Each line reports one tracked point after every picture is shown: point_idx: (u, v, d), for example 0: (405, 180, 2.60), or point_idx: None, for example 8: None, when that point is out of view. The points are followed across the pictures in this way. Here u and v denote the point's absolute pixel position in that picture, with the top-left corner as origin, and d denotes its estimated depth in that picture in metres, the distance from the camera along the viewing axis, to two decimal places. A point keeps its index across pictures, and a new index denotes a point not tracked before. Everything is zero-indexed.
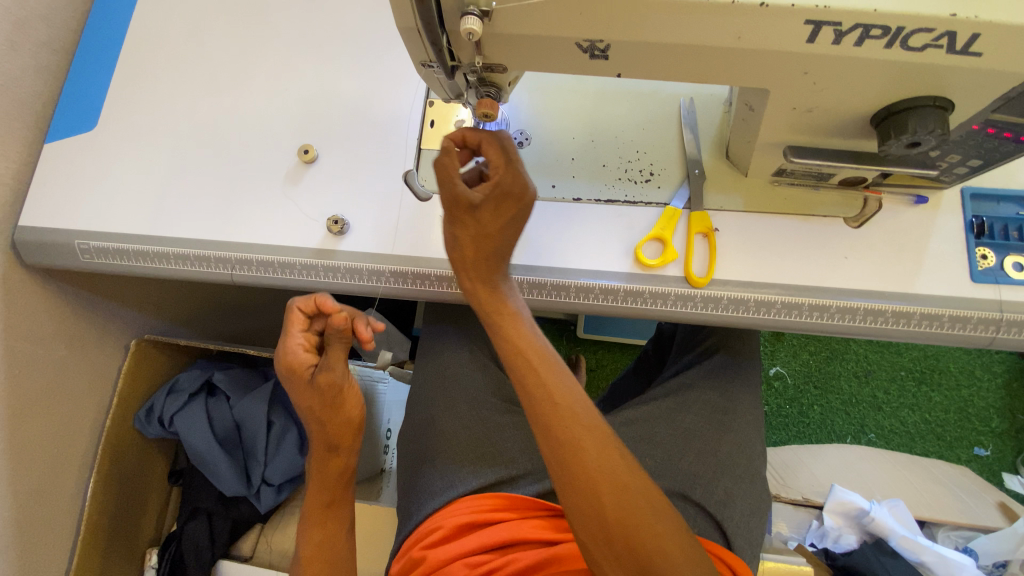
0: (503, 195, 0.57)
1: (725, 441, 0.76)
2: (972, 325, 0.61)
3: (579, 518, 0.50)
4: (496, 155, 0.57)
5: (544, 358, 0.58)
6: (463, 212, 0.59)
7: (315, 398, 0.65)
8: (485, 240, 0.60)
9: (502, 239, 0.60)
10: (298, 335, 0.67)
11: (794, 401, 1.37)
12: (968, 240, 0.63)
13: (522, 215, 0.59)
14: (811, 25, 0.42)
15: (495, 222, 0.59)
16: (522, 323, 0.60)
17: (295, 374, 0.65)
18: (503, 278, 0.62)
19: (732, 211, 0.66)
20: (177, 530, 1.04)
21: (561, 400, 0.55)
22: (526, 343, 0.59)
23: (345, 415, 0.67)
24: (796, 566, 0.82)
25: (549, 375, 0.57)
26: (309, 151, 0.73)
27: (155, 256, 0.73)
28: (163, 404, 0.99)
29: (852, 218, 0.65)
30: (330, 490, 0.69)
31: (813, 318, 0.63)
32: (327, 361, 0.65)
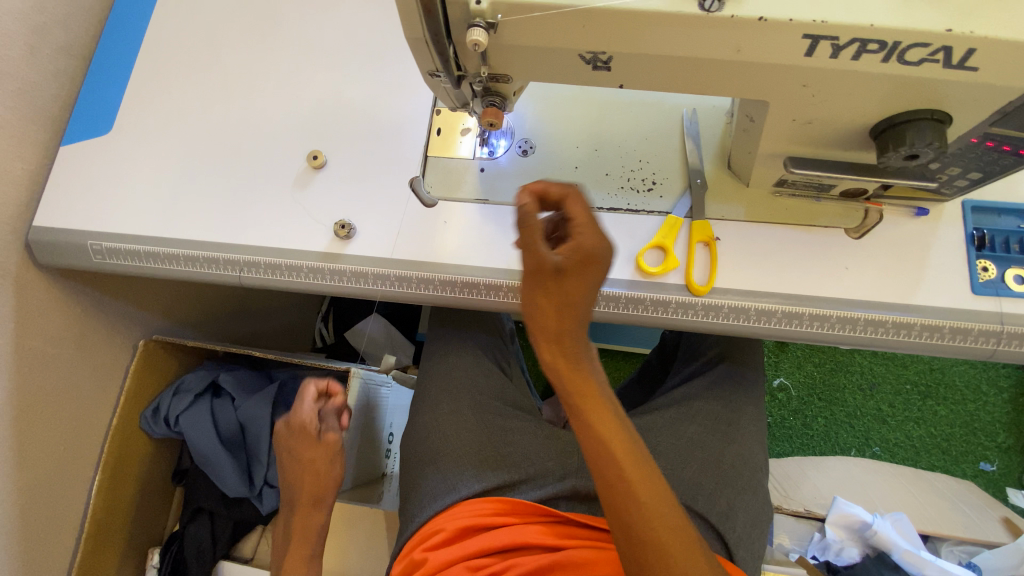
0: (589, 259, 0.51)
1: (725, 450, 0.76)
2: (973, 336, 0.62)
3: None
4: (580, 214, 0.52)
5: (628, 446, 0.51)
6: (545, 278, 0.51)
7: (316, 454, 0.79)
8: (567, 311, 0.52)
9: (582, 309, 0.52)
10: (306, 406, 0.80)
11: (798, 413, 1.36)
12: (970, 252, 0.64)
13: (599, 281, 0.52)
14: (808, 40, 0.43)
15: (577, 286, 0.52)
16: (603, 402, 0.53)
17: (300, 434, 0.79)
18: (584, 348, 0.54)
19: (733, 221, 0.67)
20: (179, 529, 1.05)
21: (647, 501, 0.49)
22: (607, 426, 0.51)
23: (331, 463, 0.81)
24: None
25: (633, 468, 0.50)
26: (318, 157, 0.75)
27: (165, 257, 0.74)
28: (169, 404, 1.00)
29: (852, 229, 0.66)
30: (303, 536, 0.79)
31: (814, 327, 0.64)
32: (326, 423, 0.81)
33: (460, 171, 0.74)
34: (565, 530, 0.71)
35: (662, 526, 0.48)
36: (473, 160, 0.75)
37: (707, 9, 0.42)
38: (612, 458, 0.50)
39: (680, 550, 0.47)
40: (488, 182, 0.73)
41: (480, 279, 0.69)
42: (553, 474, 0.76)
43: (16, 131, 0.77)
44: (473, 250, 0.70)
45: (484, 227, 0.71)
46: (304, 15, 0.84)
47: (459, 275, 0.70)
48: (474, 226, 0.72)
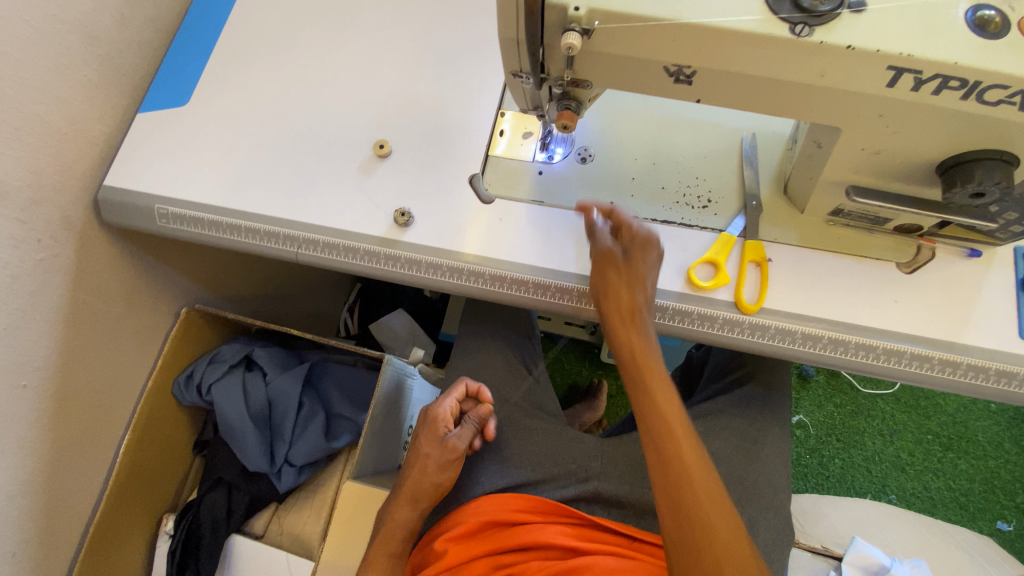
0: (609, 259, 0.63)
1: (752, 472, 0.76)
2: (1018, 381, 0.62)
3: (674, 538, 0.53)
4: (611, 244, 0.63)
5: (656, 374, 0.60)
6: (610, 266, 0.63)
7: (436, 451, 0.75)
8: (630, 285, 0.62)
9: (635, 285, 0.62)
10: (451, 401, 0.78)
11: (815, 452, 1.35)
12: (1019, 297, 0.64)
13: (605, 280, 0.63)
14: (892, 71, 0.44)
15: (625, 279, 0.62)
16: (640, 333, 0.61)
17: (432, 427, 0.76)
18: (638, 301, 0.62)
19: (785, 245, 0.68)
20: (196, 498, 1.06)
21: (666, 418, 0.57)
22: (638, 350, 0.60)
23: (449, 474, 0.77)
24: None
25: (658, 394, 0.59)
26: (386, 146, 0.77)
27: (227, 227, 0.77)
28: (203, 372, 1.02)
29: (903, 263, 0.67)
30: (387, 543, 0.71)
31: (860, 357, 0.64)
32: (461, 425, 0.77)
33: (519, 172, 0.77)
34: (589, 534, 0.71)
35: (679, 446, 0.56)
36: (532, 163, 0.77)
37: (797, 33, 0.44)
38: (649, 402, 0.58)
39: (709, 524, 0.52)
40: (545, 186, 0.75)
41: (529, 277, 0.71)
42: (579, 477, 0.76)
43: (99, 93, 0.81)
44: (526, 249, 0.72)
45: (538, 228, 0.73)
46: (381, 11, 0.88)
47: (510, 272, 0.71)
48: (528, 226, 0.73)
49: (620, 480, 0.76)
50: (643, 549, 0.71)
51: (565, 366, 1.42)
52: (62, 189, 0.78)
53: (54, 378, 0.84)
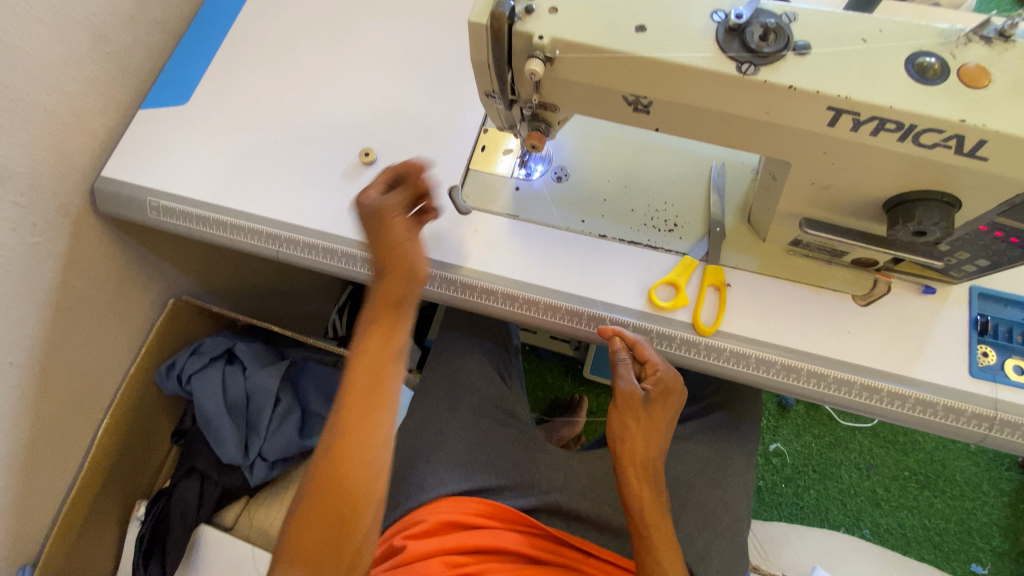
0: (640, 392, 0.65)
1: (709, 494, 0.78)
2: (966, 418, 0.63)
3: None
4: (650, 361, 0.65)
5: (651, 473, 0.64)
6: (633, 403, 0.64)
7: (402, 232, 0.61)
8: (651, 426, 0.65)
9: (656, 430, 0.65)
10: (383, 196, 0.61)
11: (790, 481, 1.35)
12: (971, 336, 0.66)
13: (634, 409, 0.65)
14: (832, 111, 0.47)
15: (659, 411, 0.65)
16: (647, 431, 0.65)
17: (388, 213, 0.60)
18: (659, 417, 0.65)
19: (746, 271, 0.70)
20: (169, 487, 1.08)
21: (653, 516, 0.63)
22: (637, 443, 0.64)
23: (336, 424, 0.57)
24: None
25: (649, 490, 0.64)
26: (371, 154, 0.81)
27: (213, 223, 0.81)
28: (184, 362, 1.05)
29: (860, 295, 0.69)
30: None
31: (812, 384, 0.66)
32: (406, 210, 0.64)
33: (497, 187, 0.79)
34: (545, 544, 0.73)
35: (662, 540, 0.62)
36: (510, 179, 0.80)
37: (744, 72, 0.47)
38: (643, 506, 0.63)
39: None
40: (521, 201, 0.78)
41: (498, 287, 0.73)
42: (538, 487, 0.78)
43: (104, 89, 0.85)
44: (497, 260, 0.74)
45: (511, 240, 0.75)
46: (379, 27, 0.92)
47: (480, 281, 0.74)
48: (501, 238, 0.76)
49: (580, 494, 0.77)
50: (595, 565, 0.72)
51: (547, 380, 1.44)
52: (60, 178, 0.82)
53: (37, 359, 0.86)
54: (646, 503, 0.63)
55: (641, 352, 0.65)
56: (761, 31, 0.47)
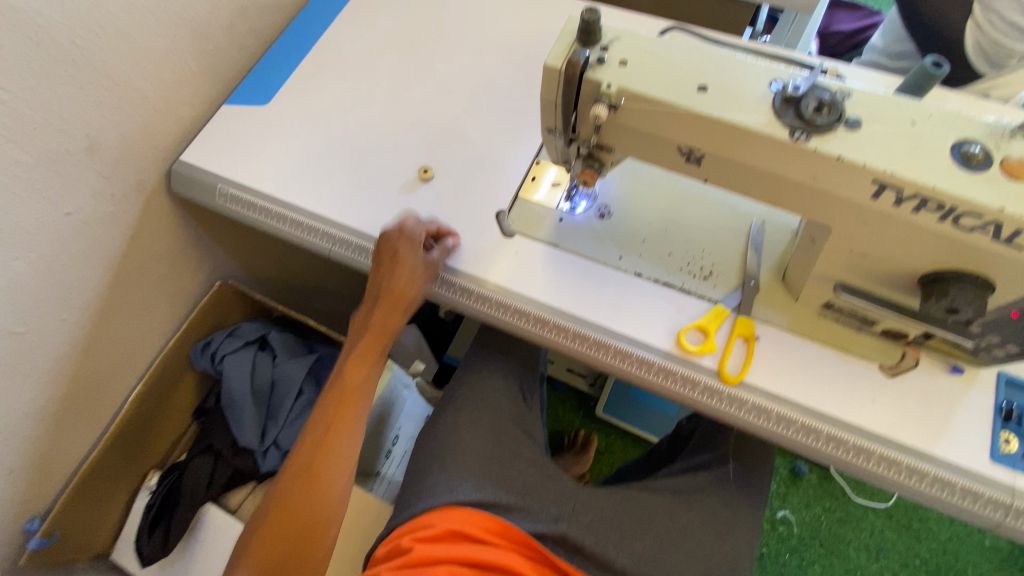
0: None
1: (713, 544, 0.78)
2: (982, 502, 0.63)
3: None
4: None
5: None
6: None
7: (386, 303, 0.76)
8: None
9: None
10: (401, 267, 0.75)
11: (795, 552, 1.32)
12: (995, 421, 0.66)
13: None
14: (876, 185, 0.50)
15: None
16: None
17: (402, 242, 0.76)
18: None
19: (774, 327, 0.72)
20: (183, 461, 1.11)
21: None
22: None
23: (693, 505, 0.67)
24: None
25: None
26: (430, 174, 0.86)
27: (275, 216, 0.87)
28: (220, 342, 1.10)
29: (887, 366, 0.69)
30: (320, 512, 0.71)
31: (829, 448, 0.67)
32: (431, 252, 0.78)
33: (541, 215, 0.83)
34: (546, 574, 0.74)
35: None
36: (555, 210, 0.84)
37: (796, 138, 0.50)
38: None
39: None
40: (564, 231, 0.82)
41: (532, 310, 0.76)
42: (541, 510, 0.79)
43: (196, 84, 0.93)
44: (534, 283, 0.78)
45: (550, 267, 0.79)
46: (451, 56, 0.99)
47: (515, 302, 0.77)
48: (541, 263, 0.79)
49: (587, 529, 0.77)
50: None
51: (558, 412, 1.45)
52: (143, 156, 0.89)
53: (92, 320, 0.92)
54: None
55: None
56: (816, 103, 0.51)
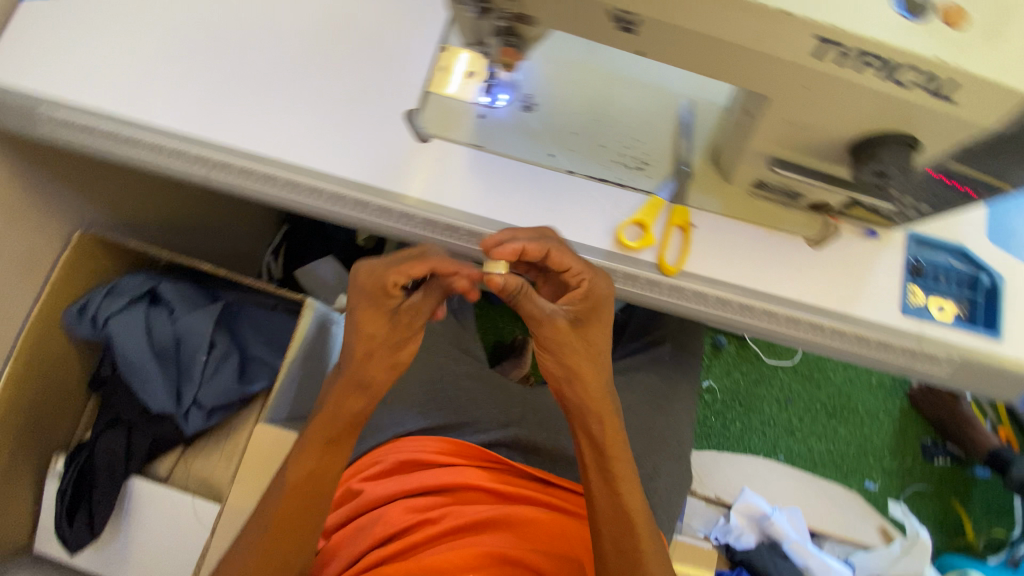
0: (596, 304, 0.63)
1: (660, 425, 0.82)
2: (892, 351, 0.70)
3: (609, 523, 0.65)
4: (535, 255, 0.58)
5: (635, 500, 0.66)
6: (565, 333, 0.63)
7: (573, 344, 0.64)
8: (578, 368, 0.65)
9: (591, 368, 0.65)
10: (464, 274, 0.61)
11: (719, 415, 1.45)
12: (905, 277, 0.71)
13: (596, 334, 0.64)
14: (820, 41, 0.46)
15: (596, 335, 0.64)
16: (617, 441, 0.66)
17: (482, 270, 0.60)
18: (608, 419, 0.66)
19: (709, 212, 0.71)
20: (90, 439, 0.98)
21: (626, 492, 0.65)
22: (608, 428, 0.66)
23: (624, 516, 0.64)
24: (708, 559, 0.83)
25: (637, 518, 0.65)
26: (582, 298, 0.62)
27: (126, 141, 0.70)
28: (100, 303, 0.94)
29: (812, 238, 0.71)
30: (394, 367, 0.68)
31: (762, 321, 0.70)
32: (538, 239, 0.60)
33: (457, 112, 0.73)
34: (512, 484, 0.74)
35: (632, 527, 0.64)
36: (472, 105, 0.73)
37: None
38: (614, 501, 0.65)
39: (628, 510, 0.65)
40: (485, 130, 0.73)
41: (461, 224, 0.69)
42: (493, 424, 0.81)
43: None
44: (459, 192, 0.70)
45: (476, 172, 0.71)
46: None
47: (442, 216, 0.68)
48: (464, 169, 0.71)
49: (538, 427, 0.81)
50: (555, 493, 0.75)
51: (499, 325, 1.44)
52: None
53: None
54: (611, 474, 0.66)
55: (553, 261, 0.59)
56: None
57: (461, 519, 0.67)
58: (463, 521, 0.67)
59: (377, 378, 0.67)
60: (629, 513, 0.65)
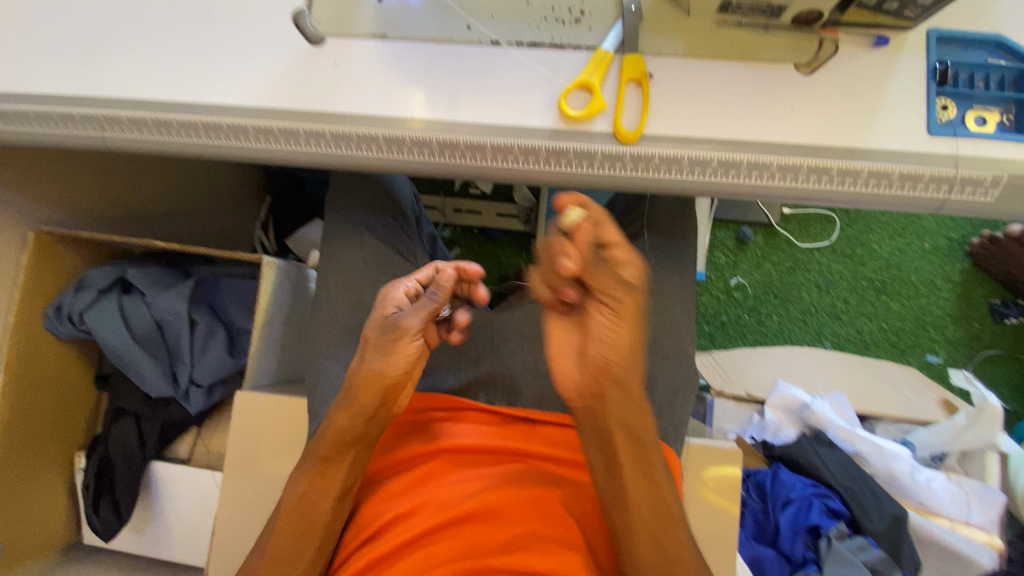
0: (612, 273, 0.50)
1: (651, 325, 0.75)
2: (924, 184, 0.56)
3: (638, 535, 0.54)
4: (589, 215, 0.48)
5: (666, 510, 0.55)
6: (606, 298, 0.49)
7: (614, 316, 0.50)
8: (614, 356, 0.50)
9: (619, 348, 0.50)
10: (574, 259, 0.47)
11: (753, 311, 1.30)
12: (930, 88, 0.57)
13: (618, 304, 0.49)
14: None
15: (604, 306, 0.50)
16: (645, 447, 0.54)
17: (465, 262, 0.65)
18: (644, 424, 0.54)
19: (669, 57, 0.58)
20: (103, 432, 1.00)
21: (656, 508, 0.54)
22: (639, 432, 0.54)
23: (653, 524, 0.54)
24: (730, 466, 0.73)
25: (668, 529, 0.54)
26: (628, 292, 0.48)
27: (11, 116, 0.63)
28: (71, 301, 0.91)
29: (803, 64, 0.57)
30: (396, 384, 0.59)
31: (753, 179, 0.57)
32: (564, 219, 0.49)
33: (353, 1, 0.63)
34: (507, 437, 0.66)
35: (665, 537, 0.54)
36: None
37: None
38: (647, 519, 0.54)
39: (661, 518, 0.55)
40: (388, 15, 0.62)
41: (379, 132, 0.59)
42: (472, 353, 0.75)
43: None
44: (372, 95, 0.60)
45: (387, 66, 0.61)
46: None
47: (354, 127, 0.60)
48: (371, 65, 0.61)
49: (519, 350, 0.74)
50: (558, 435, 0.66)
51: (501, 260, 1.32)
52: None
53: None
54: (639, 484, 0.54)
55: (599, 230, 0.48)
56: None
57: (454, 485, 0.60)
58: (457, 484, 0.60)
59: (366, 387, 0.58)
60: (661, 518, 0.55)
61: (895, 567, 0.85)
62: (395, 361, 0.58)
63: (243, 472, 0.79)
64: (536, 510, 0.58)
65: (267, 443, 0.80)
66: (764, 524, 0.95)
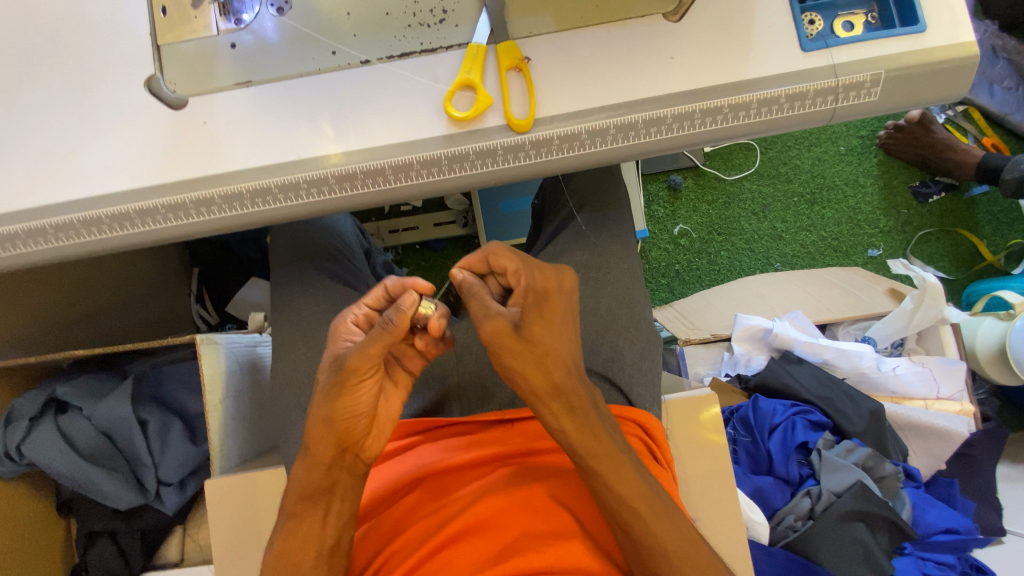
0: (537, 298, 0.51)
1: (604, 298, 0.75)
2: (810, 101, 0.57)
3: (626, 522, 0.52)
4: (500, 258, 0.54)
5: (644, 495, 0.52)
6: (508, 340, 0.49)
7: (528, 354, 0.50)
8: (547, 368, 0.51)
9: (554, 363, 0.51)
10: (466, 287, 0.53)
11: (701, 253, 1.33)
12: (794, 7, 0.58)
13: (542, 328, 0.50)
14: None
15: (550, 331, 0.51)
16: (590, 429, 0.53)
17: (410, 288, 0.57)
18: (590, 411, 0.54)
19: (542, 36, 0.58)
20: (81, 559, 0.94)
21: (629, 496, 0.52)
22: (586, 435, 0.53)
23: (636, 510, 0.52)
24: (705, 412, 0.75)
25: (656, 516, 0.52)
26: (524, 294, 0.51)
27: None
28: (3, 437, 0.83)
29: (670, 13, 0.58)
30: (351, 428, 0.52)
31: (654, 135, 0.57)
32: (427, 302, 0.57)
33: (205, 52, 0.59)
34: (484, 445, 0.65)
35: (649, 526, 0.51)
36: (219, 36, 0.59)
37: None
38: (627, 512, 0.52)
39: (649, 508, 0.52)
40: (244, 59, 0.59)
41: (271, 181, 0.56)
42: (435, 375, 0.74)
43: None
44: (253, 144, 0.57)
45: (262, 112, 0.58)
46: None
47: (244, 185, 0.57)
48: (242, 115, 0.58)
49: (481, 359, 0.74)
50: (530, 429, 0.66)
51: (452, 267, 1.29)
52: None
53: None
54: (608, 477, 0.52)
55: (503, 258, 0.53)
56: None
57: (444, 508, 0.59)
58: (445, 507, 0.59)
59: (318, 440, 0.53)
60: (648, 507, 0.52)
61: (883, 459, 0.92)
62: (352, 405, 0.51)
63: (239, 559, 0.76)
64: (526, 509, 0.57)
65: (256, 519, 0.77)
66: (756, 455, 0.97)
